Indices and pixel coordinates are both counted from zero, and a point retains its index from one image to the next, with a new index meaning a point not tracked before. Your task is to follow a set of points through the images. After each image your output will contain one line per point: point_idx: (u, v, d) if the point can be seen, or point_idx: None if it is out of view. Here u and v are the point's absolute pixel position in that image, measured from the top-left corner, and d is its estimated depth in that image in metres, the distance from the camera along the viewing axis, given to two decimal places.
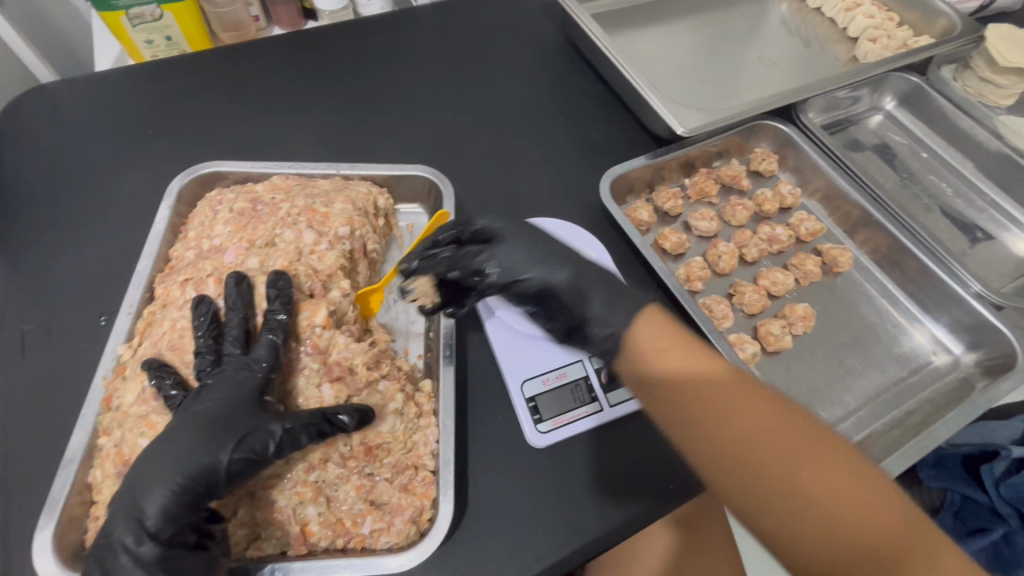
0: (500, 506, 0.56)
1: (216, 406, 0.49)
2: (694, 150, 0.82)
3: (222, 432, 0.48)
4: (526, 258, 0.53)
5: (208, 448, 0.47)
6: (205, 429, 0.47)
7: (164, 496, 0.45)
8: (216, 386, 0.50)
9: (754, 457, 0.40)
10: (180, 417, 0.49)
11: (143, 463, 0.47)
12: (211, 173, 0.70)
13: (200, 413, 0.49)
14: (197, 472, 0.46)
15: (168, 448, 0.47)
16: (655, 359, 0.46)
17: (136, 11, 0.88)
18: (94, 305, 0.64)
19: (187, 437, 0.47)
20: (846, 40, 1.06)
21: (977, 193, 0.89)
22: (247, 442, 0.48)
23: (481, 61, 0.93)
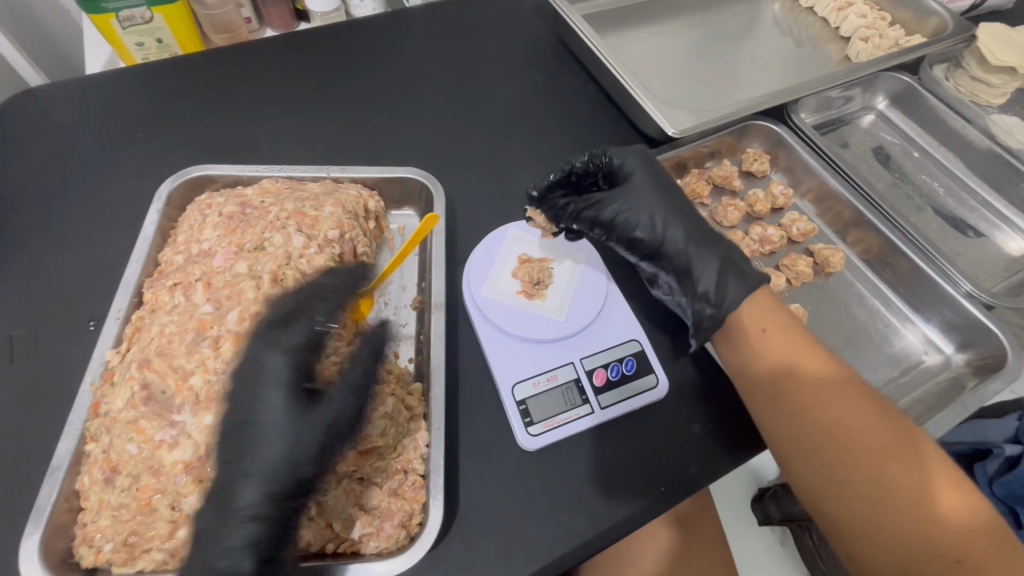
0: (490, 510, 0.55)
1: (268, 408, 0.51)
2: (686, 151, 0.82)
3: (283, 432, 0.51)
4: (687, 222, 0.63)
5: (281, 454, 0.50)
6: (268, 441, 0.50)
7: (254, 519, 0.47)
8: (256, 369, 0.53)
9: (891, 435, 0.51)
10: (235, 430, 0.51)
11: (217, 498, 0.48)
12: (201, 177, 0.70)
13: (257, 425, 0.51)
14: (279, 482, 0.49)
15: (240, 473, 0.49)
16: (786, 350, 0.57)
17: (126, 13, 0.88)
18: (83, 310, 0.64)
19: (256, 451, 0.50)
20: (838, 40, 1.06)
21: (969, 192, 0.89)
22: (310, 435, 0.51)
23: (473, 62, 0.93)
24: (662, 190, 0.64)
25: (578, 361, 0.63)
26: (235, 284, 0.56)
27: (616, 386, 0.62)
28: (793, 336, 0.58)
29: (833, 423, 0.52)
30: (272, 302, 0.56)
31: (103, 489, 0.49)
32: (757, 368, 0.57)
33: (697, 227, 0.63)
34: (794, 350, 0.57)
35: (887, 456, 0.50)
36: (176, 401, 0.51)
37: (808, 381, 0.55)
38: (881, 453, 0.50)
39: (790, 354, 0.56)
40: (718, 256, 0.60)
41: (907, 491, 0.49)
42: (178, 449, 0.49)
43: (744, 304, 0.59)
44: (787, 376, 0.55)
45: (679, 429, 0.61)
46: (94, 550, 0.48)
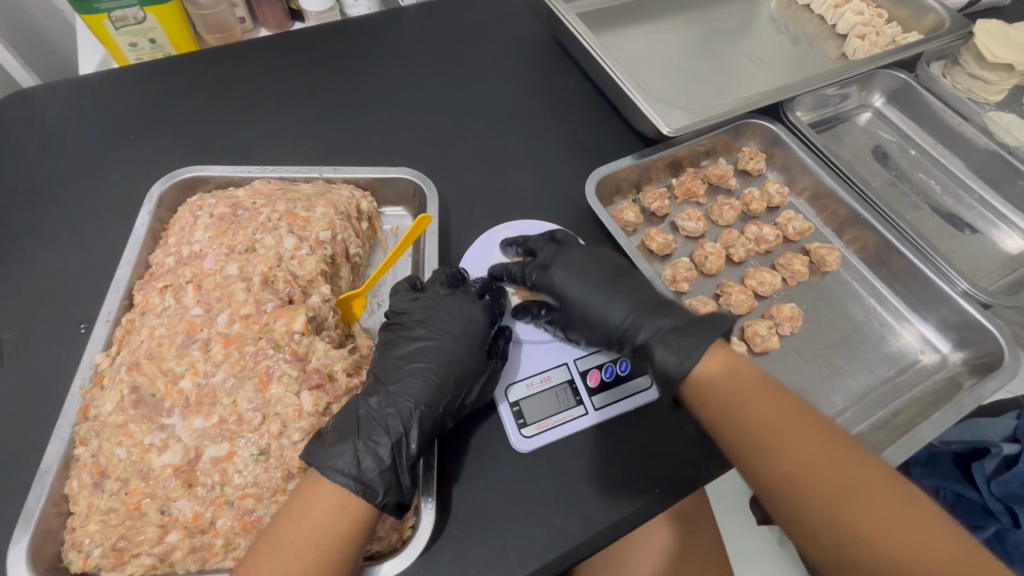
0: (484, 511, 0.55)
1: (460, 340, 0.57)
2: (682, 150, 0.81)
3: (479, 363, 0.57)
4: (628, 299, 0.61)
5: (466, 381, 0.56)
6: (460, 362, 0.56)
7: (424, 418, 0.53)
8: (454, 314, 0.59)
9: (843, 466, 0.48)
10: (427, 350, 0.57)
11: (401, 390, 0.53)
12: (192, 178, 0.69)
13: (441, 346, 0.57)
14: (453, 402, 0.55)
15: (408, 377, 0.55)
16: (722, 391, 0.53)
17: (118, 14, 0.87)
18: (74, 313, 0.63)
19: (446, 370, 0.56)
20: (835, 37, 1.06)
21: (966, 189, 0.89)
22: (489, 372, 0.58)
23: (467, 61, 0.93)
24: (603, 285, 0.63)
25: (572, 362, 0.63)
26: (225, 287, 0.56)
27: (610, 387, 0.62)
28: (738, 370, 0.54)
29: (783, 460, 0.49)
30: (262, 302, 0.55)
31: (93, 493, 0.49)
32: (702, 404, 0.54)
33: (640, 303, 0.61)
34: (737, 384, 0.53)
35: (841, 487, 0.46)
36: (166, 404, 0.51)
37: (761, 419, 0.50)
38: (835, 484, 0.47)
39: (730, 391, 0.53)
40: (668, 324, 0.58)
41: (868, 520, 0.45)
42: (167, 454, 0.49)
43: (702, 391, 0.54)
44: (729, 412, 0.52)
45: (674, 430, 0.61)
46: (83, 555, 0.47)
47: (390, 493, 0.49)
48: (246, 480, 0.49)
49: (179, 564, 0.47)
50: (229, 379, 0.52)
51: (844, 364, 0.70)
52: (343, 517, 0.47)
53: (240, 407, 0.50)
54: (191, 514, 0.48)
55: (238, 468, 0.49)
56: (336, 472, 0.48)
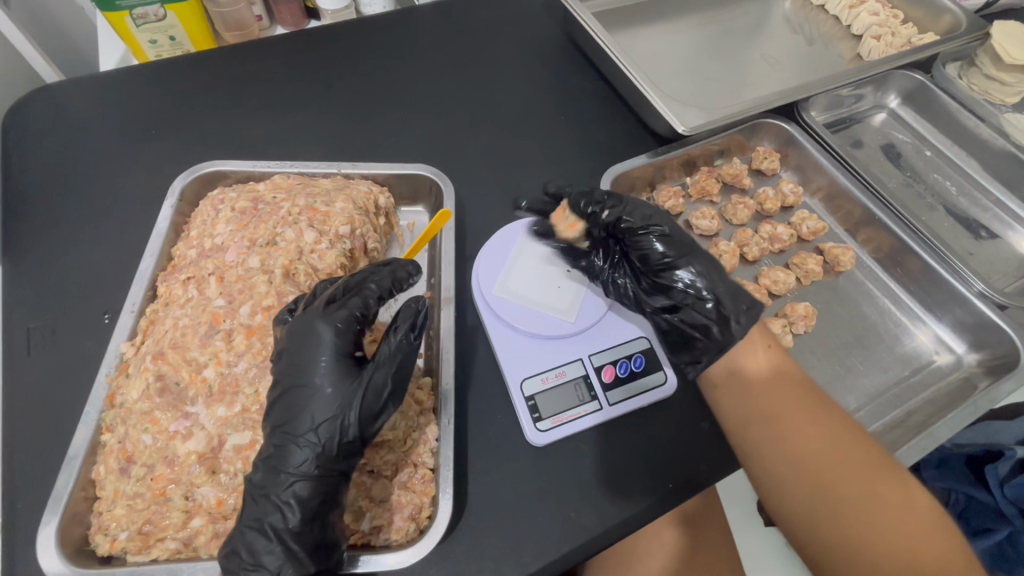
0: (499, 504, 0.56)
1: (318, 372, 0.50)
2: (696, 149, 0.82)
3: (344, 394, 0.49)
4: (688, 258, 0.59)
5: (335, 418, 0.48)
6: (323, 400, 0.49)
7: (299, 482, 0.47)
8: (308, 343, 0.50)
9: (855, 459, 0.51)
10: (286, 395, 0.50)
11: (269, 459, 0.48)
12: (214, 172, 0.71)
13: (300, 387, 0.50)
14: (329, 447, 0.48)
15: (277, 437, 0.49)
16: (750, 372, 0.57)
17: (140, 11, 0.89)
18: (99, 303, 0.65)
19: (313, 411, 0.49)
20: (850, 38, 1.06)
21: (981, 191, 0.88)
22: (360, 396, 0.49)
23: (482, 59, 0.94)
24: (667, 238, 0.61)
25: (587, 358, 0.63)
26: (247, 279, 0.57)
27: (624, 382, 0.62)
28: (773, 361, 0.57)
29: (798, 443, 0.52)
30: (284, 294, 0.57)
31: (119, 478, 0.50)
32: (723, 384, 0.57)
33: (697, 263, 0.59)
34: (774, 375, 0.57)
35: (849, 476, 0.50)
36: (189, 392, 0.52)
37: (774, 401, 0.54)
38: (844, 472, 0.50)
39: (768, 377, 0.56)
40: (716, 290, 0.56)
41: (872, 511, 0.48)
42: (192, 441, 0.50)
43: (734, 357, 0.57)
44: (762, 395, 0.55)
45: (689, 426, 0.61)
46: (109, 538, 0.48)
47: (288, 569, 0.46)
48: None
49: (202, 548, 0.48)
50: (251, 368, 0.53)
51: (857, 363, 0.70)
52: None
53: (262, 397, 0.52)
54: (214, 500, 0.49)
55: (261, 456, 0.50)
56: (238, 566, 0.46)
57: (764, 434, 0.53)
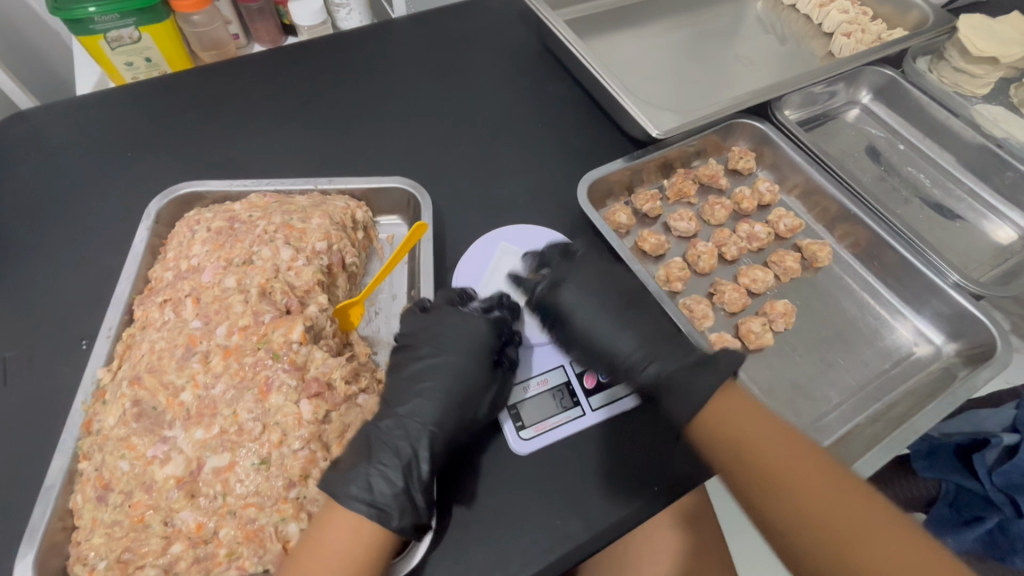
0: (485, 515, 0.55)
1: (464, 353, 0.58)
2: (673, 151, 0.82)
3: (482, 377, 0.57)
4: (636, 334, 0.62)
5: (474, 393, 0.56)
6: (466, 376, 0.57)
7: (434, 437, 0.53)
8: (459, 330, 0.59)
9: (864, 518, 0.45)
10: (430, 369, 0.57)
11: (406, 412, 0.54)
12: (189, 194, 0.70)
13: (447, 362, 0.58)
14: (461, 416, 0.55)
15: (414, 399, 0.56)
16: (731, 403, 0.54)
17: (114, 34, 0.90)
18: (76, 330, 0.64)
19: (454, 386, 0.56)
20: (821, 36, 1.07)
21: (955, 182, 0.90)
22: (498, 380, 0.58)
23: (457, 70, 0.94)
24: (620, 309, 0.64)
25: (568, 364, 0.65)
26: (224, 299, 0.57)
27: (606, 387, 0.63)
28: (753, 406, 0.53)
29: (805, 507, 0.46)
30: (260, 313, 0.56)
31: (96, 507, 0.49)
32: (720, 439, 0.52)
33: (647, 338, 0.62)
34: (783, 435, 0.51)
35: (864, 537, 0.44)
36: (167, 416, 0.51)
37: (749, 435, 0.51)
38: (835, 528, 0.45)
39: (774, 437, 0.51)
40: (670, 372, 0.58)
41: (837, 548, 0.44)
42: (170, 465, 0.49)
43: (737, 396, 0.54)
44: (761, 457, 0.50)
45: (673, 429, 0.61)
46: (88, 568, 0.48)
47: (405, 516, 0.49)
48: (248, 490, 0.49)
49: None
50: (228, 390, 0.52)
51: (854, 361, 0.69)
52: (356, 543, 0.47)
53: (240, 417, 0.51)
54: (194, 525, 0.48)
55: (240, 477, 0.49)
56: (349, 497, 0.48)
57: (754, 478, 0.49)
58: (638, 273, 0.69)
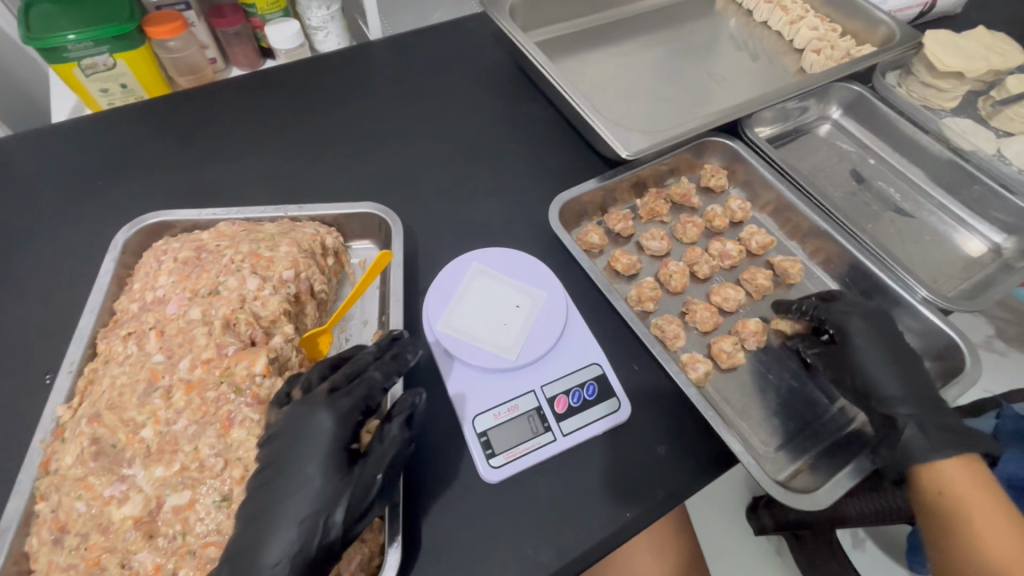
0: (454, 547, 0.55)
1: (303, 463, 0.49)
2: (644, 170, 0.83)
3: (328, 493, 0.48)
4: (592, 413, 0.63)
5: (320, 515, 0.47)
6: (306, 495, 0.48)
7: None
8: (301, 430, 0.50)
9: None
10: (268, 487, 0.49)
11: (241, 550, 0.46)
12: (158, 223, 0.70)
13: (284, 478, 0.49)
14: (308, 546, 0.46)
15: (250, 530, 0.47)
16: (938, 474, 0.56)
17: (88, 62, 0.90)
18: (39, 365, 0.63)
19: (300, 504, 0.48)
20: (792, 52, 1.09)
21: (925, 196, 0.91)
22: (351, 491, 0.49)
23: (432, 92, 0.95)
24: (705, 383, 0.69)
25: (539, 389, 0.63)
26: (188, 331, 0.56)
27: (578, 412, 0.62)
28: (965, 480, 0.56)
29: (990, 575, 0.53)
30: (223, 346, 0.55)
31: (52, 550, 0.48)
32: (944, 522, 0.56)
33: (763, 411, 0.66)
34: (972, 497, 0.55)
35: None
36: (127, 454, 0.51)
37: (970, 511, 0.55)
38: None
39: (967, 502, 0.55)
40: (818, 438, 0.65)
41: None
42: (127, 505, 0.48)
43: (925, 467, 0.57)
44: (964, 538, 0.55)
45: (644, 451, 0.61)
46: None
47: None
48: (209, 528, 0.48)
49: None
50: (190, 426, 0.51)
51: (920, 425, 0.57)
52: None
53: (201, 453, 0.50)
54: (151, 566, 0.47)
55: (200, 516, 0.48)
56: None
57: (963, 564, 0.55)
58: (608, 293, 0.69)
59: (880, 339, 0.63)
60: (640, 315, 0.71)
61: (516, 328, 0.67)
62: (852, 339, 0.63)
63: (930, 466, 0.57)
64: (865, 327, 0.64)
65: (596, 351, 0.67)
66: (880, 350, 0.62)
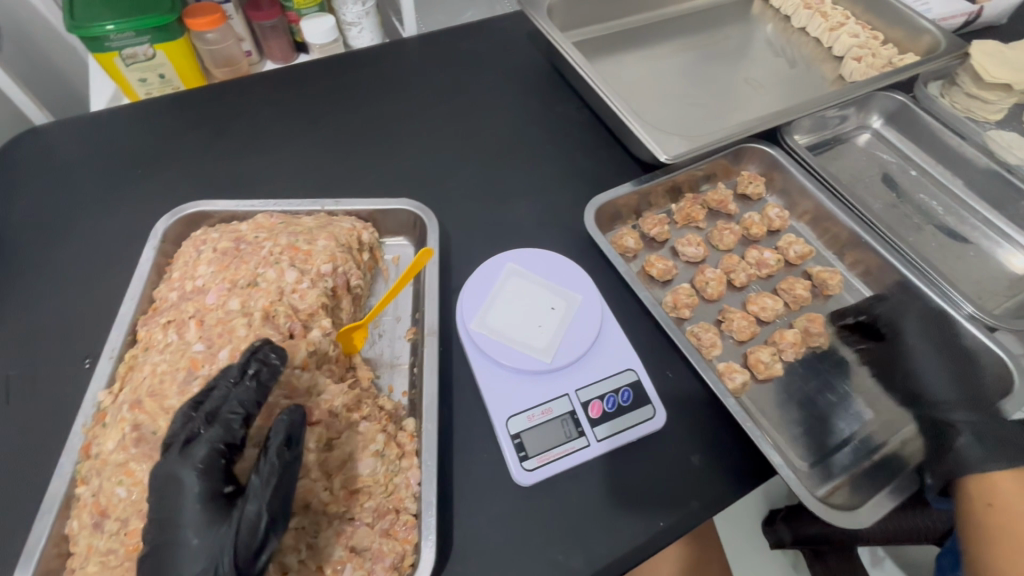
0: (486, 549, 0.54)
1: (179, 525, 0.43)
2: (680, 176, 0.82)
3: (211, 545, 0.42)
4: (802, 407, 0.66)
5: (206, 571, 0.41)
6: (190, 558, 0.42)
7: None
8: (168, 492, 0.44)
9: None
10: (153, 559, 0.42)
11: None
12: (197, 213, 0.71)
13: (168, 545, 0.42)
14: None
15: None
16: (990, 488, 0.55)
17: (129, 51, 0.91)
18: (79, 349, 0.64)
19: (187, 567, 0.41)
20: (831, 59, 1.07)
21: (968, 210, 0.88)
22: (232, 540, 0.40)
23: (466, 90, 0.94)
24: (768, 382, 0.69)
25: (573, 393, 0.62)
26: (227, 321, 0.57)
27: (612, 418, 0.61)
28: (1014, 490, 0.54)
29: None
30: (262, 337, 0.55)
31: (93, 533, 0.48)
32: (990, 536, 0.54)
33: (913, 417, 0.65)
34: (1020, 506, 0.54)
35: None
36: None
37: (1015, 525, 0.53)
38: None
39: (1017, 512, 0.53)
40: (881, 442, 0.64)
41: None
42: None
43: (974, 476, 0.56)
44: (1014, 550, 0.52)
45: (679, 460, 0.60)
46: None
47: None
48: None
49: None
50: None
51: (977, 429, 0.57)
52: None
53: None
54: None
55: None
56: None
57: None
58: (644, 298, 0.68)
59: (937, 341, 0.68)
60: (675, 322, 0.70)
61: (551, 330, 0.66)
62: (904, 338, 0.69)
63: (981, 476, 0.55)
64: (919, 334, 0.69)
65: (631, 357, 0.66)
66: (936, 356, 0.66)
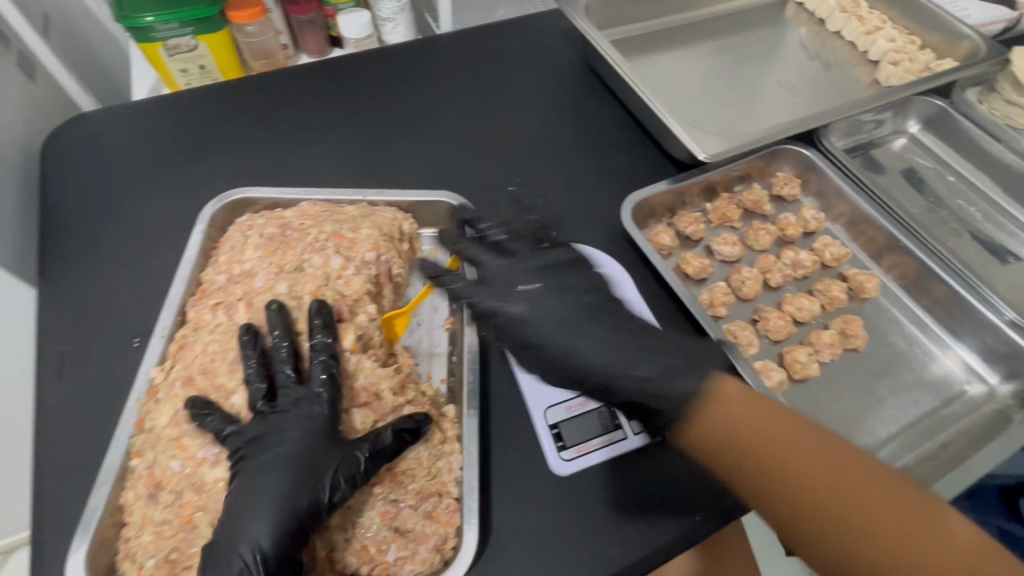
0: (525, 535, 0.55)
1: (288, 439, 0.50)
2: (716, 175, 0.81)
3: (312, 461, 0.49)
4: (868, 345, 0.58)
5: (301, 482, 0.48)
6: (285, 468, 0.49)
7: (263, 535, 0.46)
8: (288, 416, 0.52)
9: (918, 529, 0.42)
10: (252, 461, 0.50)
11: (231, 512, 0.47)
12: (241, 200, 0.72)
13: (271, 454, 0.50)
14: (297, 505, 0.47)
15: (238, 494, 0.48)
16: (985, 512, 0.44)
17: (173, 42, 0.93)
18: (128, 328, 0.66)
19: (284, 474, 0.48)
20: (866, 63, 1.06)
21: (1007, 217, 0.87)
22: (338, 462, 0.49)
23: (500, 87, 0.95)
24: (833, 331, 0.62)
25: None
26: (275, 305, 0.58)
27: None
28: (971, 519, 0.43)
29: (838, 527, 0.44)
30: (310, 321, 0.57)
31: (147, 504, 0.50)
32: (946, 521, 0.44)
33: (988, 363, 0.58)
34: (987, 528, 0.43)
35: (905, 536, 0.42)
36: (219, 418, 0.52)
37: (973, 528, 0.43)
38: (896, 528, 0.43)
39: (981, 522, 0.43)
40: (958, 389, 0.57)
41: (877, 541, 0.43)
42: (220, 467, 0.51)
43: None
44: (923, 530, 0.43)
45: None
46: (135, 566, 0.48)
47: None
48: None
49: None
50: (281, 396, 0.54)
51: None
52: None
53: None
54: None
55: None
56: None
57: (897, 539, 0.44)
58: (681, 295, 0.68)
59: None
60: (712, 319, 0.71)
61: None
62: None
63: None
64: None
65: None
66: None
